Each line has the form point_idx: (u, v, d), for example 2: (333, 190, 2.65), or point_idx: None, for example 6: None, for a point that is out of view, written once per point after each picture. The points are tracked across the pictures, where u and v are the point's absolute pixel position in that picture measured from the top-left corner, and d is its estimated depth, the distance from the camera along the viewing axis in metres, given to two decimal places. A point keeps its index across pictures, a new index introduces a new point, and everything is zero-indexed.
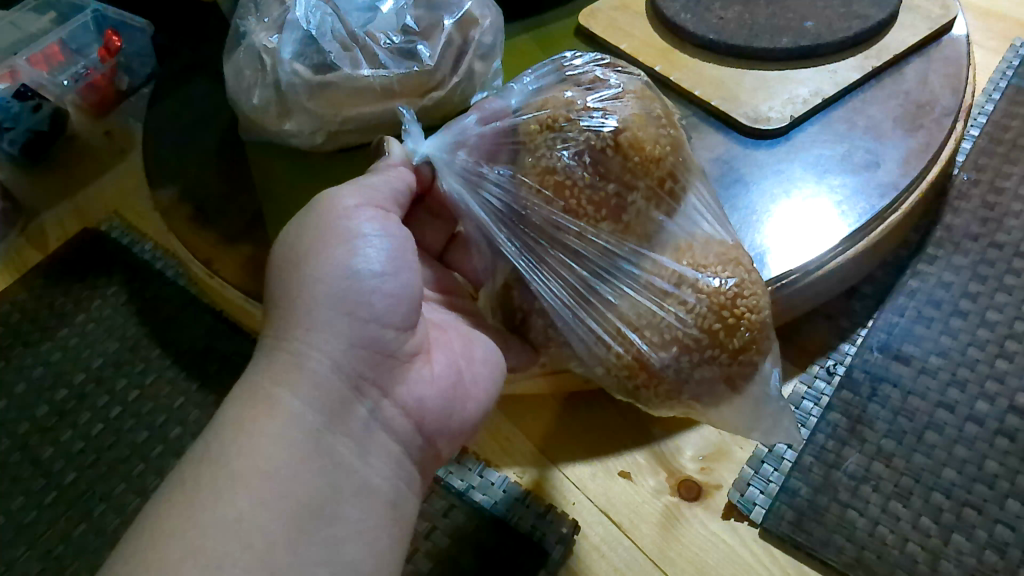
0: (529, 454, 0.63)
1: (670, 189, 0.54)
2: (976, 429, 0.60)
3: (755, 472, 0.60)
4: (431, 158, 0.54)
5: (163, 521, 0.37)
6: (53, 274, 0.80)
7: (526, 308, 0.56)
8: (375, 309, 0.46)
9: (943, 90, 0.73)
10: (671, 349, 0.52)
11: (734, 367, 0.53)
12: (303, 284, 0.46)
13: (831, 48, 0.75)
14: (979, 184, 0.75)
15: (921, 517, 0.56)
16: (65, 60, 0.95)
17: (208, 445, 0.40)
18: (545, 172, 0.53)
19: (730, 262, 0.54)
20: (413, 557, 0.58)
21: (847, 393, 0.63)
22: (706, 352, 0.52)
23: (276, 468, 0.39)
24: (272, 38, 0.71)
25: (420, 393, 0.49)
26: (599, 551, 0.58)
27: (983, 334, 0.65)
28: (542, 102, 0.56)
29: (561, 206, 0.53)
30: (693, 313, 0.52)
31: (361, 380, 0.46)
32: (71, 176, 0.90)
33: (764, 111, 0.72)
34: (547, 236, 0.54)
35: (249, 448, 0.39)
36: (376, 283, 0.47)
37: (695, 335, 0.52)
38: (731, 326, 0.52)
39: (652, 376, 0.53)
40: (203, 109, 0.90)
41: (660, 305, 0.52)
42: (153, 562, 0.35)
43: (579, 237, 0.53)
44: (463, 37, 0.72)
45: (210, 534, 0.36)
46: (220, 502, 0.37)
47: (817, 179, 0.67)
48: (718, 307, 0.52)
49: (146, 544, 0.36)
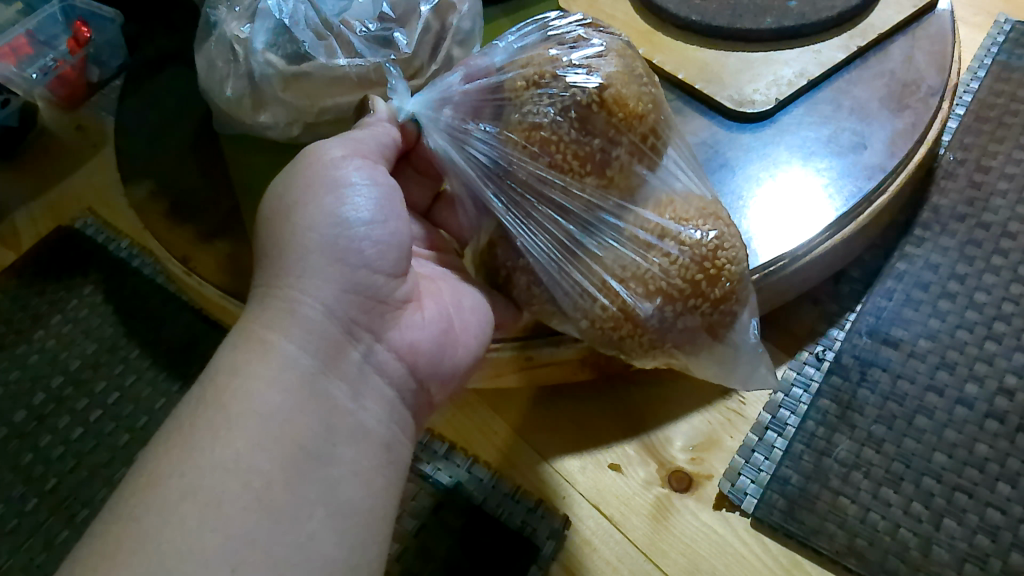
0: (509, 442, 0.63)
1: (653, 144, 0.53)
2: (965, 412, 0.60)
3: (746, 461, 0.59)
4: (417, 116, 0.52)
5: (161, 462, 0.36)
6: (28, 275, 0.78)
7: (509, 265, 0.55)
8: (364, 255, 0.45)
9: (928, 69, 0.72)
10: (654, 300, 0.52)
11: (715, 316, 0.53)
12: (294, 234, 0.44)
13: (816, 28, 0.74)
14: (966, 164, 0.74)
15: (912, 502, 0.56)
16: (33, 52, 0.92)
17: (204, 391, 0.39)
18: (531, 128, 0.52)
19: (711, 216, 0.54)
20: (401, 555, 0.57)
21: (836, 378, 0.63)
22: (690, 302, 0.52)
23: (270, 413, 0.38)
24: (245, 28, 0.69)
25: (412, 337, 0.48)
26: (591, 544, 0.58)
27: (971, 316, 0.64)
28: (526, 60, 0.53)
29: (546, 161, 0.52)
30: (677, 265, 0.51)
31: (355, 325, 0.45)
32: (43, 172, 0.88)
33: (749, 94, 0.71)
34: (533, 190, 0.52)
35: (244, 392, 0.38)
36: (367, 229, 0.45)
37: (679, 285, 0.51)
38: (713, 277, 0.52)
39: (637, 327, 0.52)
40: (175, 99, 0.87)
41: (644, 257, 0.52)
42: (153, 501, 0.34)
43: (564, 192, 0.52)
44: (441, 23, 0.71)
45: (208, 474, 0.35)
46: (218, 442, 0.36)
47: (802, 161, 0.67)
48: (700, 258, 0.52)
49: (146, 483, 0.35)
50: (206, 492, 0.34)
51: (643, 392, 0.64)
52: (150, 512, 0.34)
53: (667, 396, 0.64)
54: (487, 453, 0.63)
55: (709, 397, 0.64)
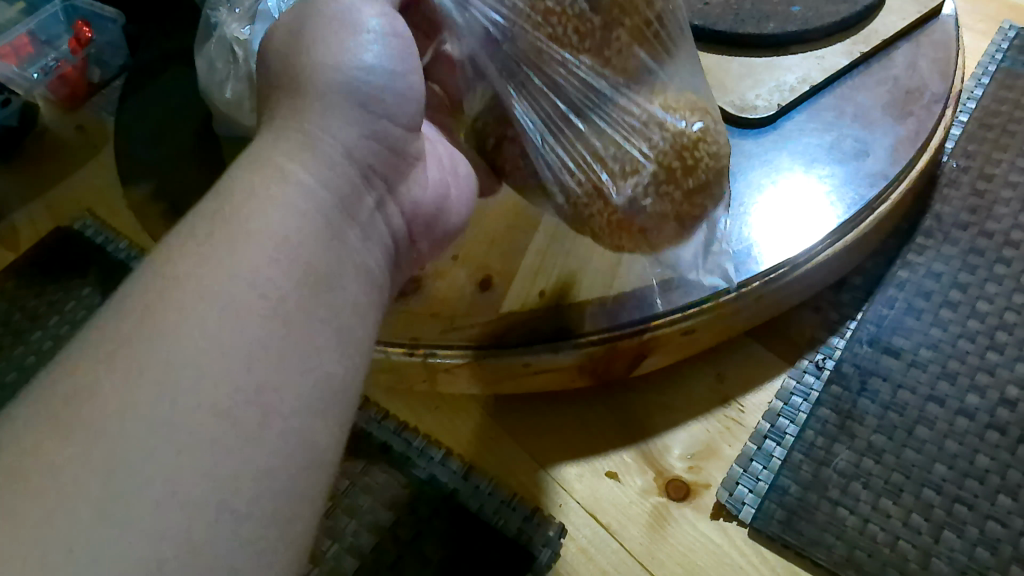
0: (505, 447, 0.63)
1: (656, 32, 0.50)
2: (966, 423, 0.59)
3: (744, 470, 0.59)
4: None
5: (150, 293, 0.31)
6: (25, 275, 0.78)
7: (500, 134, 0.54)
8: (387, 105, 0.42)
9: (932, 76, 0.72)
10: (631, 188, 0.51)
11: (685, 206, 0.52)
12: (301, 76, 0.40)
13: (820, 33, 0.74)
14: (969, 171, 0.73)
15: (912, 513, 0.56)
16: (35, 51, 0.92)
17: (202, 223, 0.34)
18: (540, 2, 0.47)
19: (698, 110, 0.53)
20: (398, 563, 0.57)
21: (836, 388, 0.62)
22: (661, 185, 0.51)
23: (271, 233, 0.34)
24: (243, 29, 0.68)
25: (418, 196, 0.47)
26: (587, 553, 0.57)
27: (973, 325, 0.64)
28: None
29: (550, 32, 0.48)
30: (656, 151, 0.51)
31: (371, 170, 0.41)
32: (42, 173, 0.87)
33: (752, 99, 0.70)
34: (533, 63, 0.49)
35: (251, 212, 0.34)
36: (385, 79, 0.42)
37: (654, 175, 0.51)
38: (689, 167, 0.52)
39: (609, 208, 0.52)
40: (166, 91, 0.85)
41: (627, 139, 0.51)
42: (137, 336, 0.30)
43: (565, 70, 0.49)
44: None
45: (204, 306, 0.31)
46: (213, 267, 0.32)
47: (804, 168, 0.66)
48: (680, 145, 0.51)
49: (135, 311, 0.31)
50: (185, 386, 0.29)
51: (644, 400, 0.64)
52: (124, 396, 0.28)
53: (666, 404, 0.63)
54: (485, 460, 0.62)
55: (708, 405, 0.63)
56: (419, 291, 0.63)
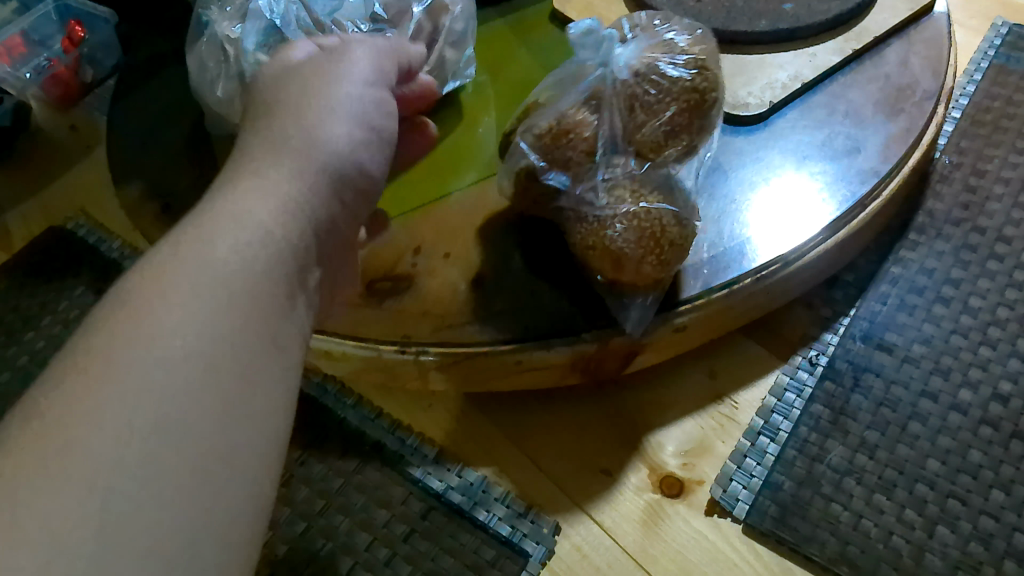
0: (499, 445, 0.63)
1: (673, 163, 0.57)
2: (959, 419, 0.59)
3: (737, 467, 0.59)
4: (586, 32, 0.59)
5: (93, 343, 0.31)
6: (18, 276, 0.78)
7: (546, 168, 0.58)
8: (362, 161, 0.46)
9: (923, 73, 0.72)
10: (623, 235, 0.54)
11: (651, 269, 0.55)
12: (291, 85, 0.46)
13: (811, 30, 0.74)
14: (961, 168, 0.74)
15: (905, 509, 0.56)
16: (27, 51, 0.93)
17: (138, 289, 0.34)
18: (644, 77, 0.55)
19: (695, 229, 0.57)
20: (392, 561, 0.57)
21: (829, 384, 0.62)
22: (643, 244, 0.54)
23: (198, 300, 0.33)
24: (236, 28, 0.69)
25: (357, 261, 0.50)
26: (581, 550, 0.57)
27: (965, 321, 0.64)
28: (659, 41, 0.57)
29: (639, 97, 0.55)
30: (638, 225, 0.54)
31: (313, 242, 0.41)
32: (35, 173, 0.87)
33: (743, 97, 0.70)
34: (618, 108, 0.56)
35: (181, 289, 0.34)
36: (357, 135, 0.46)
37: (635, 236, 0.54)
38: (658, 245, 0.54)
39: (602, 244, 0.55)
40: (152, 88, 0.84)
41: (632, 197, 0.55)
42: (82, 391, 0.30)
43: (631, 121, 0.56)
44: (433, 24, 0.71)
45: (137, 376, 0.30)
46: (140, 325, 0.32)
47: (796, 165, 0.66)
48: (655, 239, 0.54)
49: (77, 365, 0.31)
50: (116, 448, 0.29)
51: (638, 397, 0.64)
52: (59, 458, 0.28)
53: (660, 400, 0.63)
54: (479, 458, 0.62)
55: (701, 401, 0.63)
56: (411, 290, 0.62)
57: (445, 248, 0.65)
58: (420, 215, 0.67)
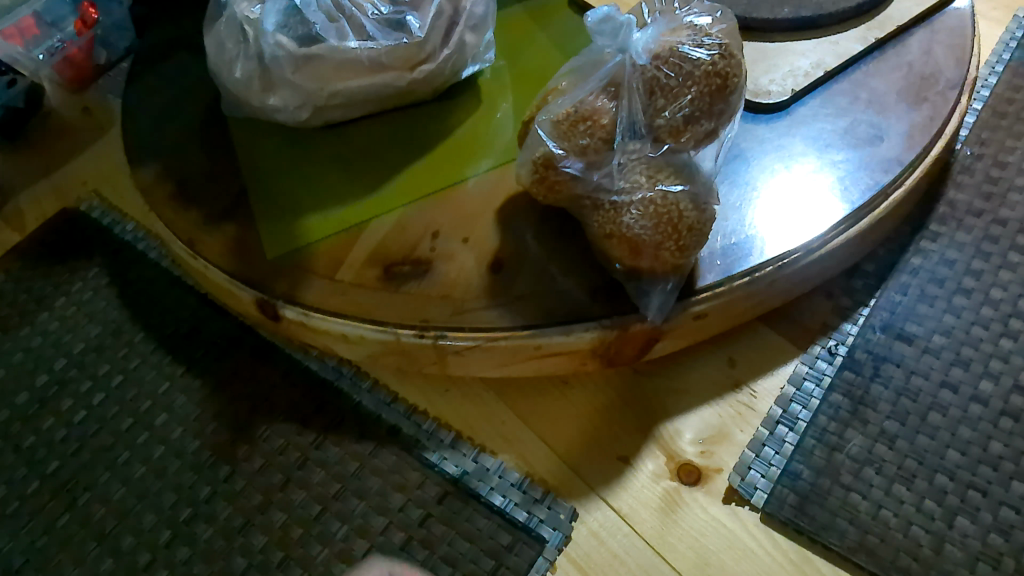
0: (515, 430, 0.63)
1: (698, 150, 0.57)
2: (980, 410, 0.59)
3: (756, 455, 0.59)
4: (604, 18, 0.55)
5: None
6: (31, 256, 0.78)
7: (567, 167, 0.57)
8: None
9: (947, 62, 0.71)
10: (645, 224, 0.54)
11: (671, 257, 0.55)
12: None
13: (834, 18, 0.73)
14: (982, 159, 0.73)
15: (924, 499, 0.56)
16: (41, 33, 0.89)
17: None
18: (663, 63, 0.54)
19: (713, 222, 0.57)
20: (408, 544, 0.58)
21: (849, 373, 0.62)
22: (661, 230, 0.54)
23: None
24: (255, 8, 0.67)
25: None
26: (598, 536, 0.57)
27: (986, 312, 0.64)
28: (675, 28, 0.55)
29: (659, 86, 0.54)
30: (656, 212, 0.54)
31: None
32: (48, 153, 0.87)
33: (765, 84, 0.70)
34: (635, 97, 0.55)
35: None
36: None
37: (653, 224, 0.54)
38: (678, 232, 0.54)
39: (620, 231, 0.55)
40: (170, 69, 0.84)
41: (649, 181, 0.55)
42: None
43: (650, 110, 0.54)
44: (454, 8, 0.70)
45: None
46: None
47: (818, 154, 0.66)
48: (676, 224, 0.54)
49: None
50: None
51: (655, 385, 0.64)
52: None
53: (678, 387, 0.63)
54: (495, 443, 0.62)
55: (719, 388, 0.63)
56: (429, 274, 0.63)
57: (463, 233, 0.65)
58: (437, 200, 0.68)
